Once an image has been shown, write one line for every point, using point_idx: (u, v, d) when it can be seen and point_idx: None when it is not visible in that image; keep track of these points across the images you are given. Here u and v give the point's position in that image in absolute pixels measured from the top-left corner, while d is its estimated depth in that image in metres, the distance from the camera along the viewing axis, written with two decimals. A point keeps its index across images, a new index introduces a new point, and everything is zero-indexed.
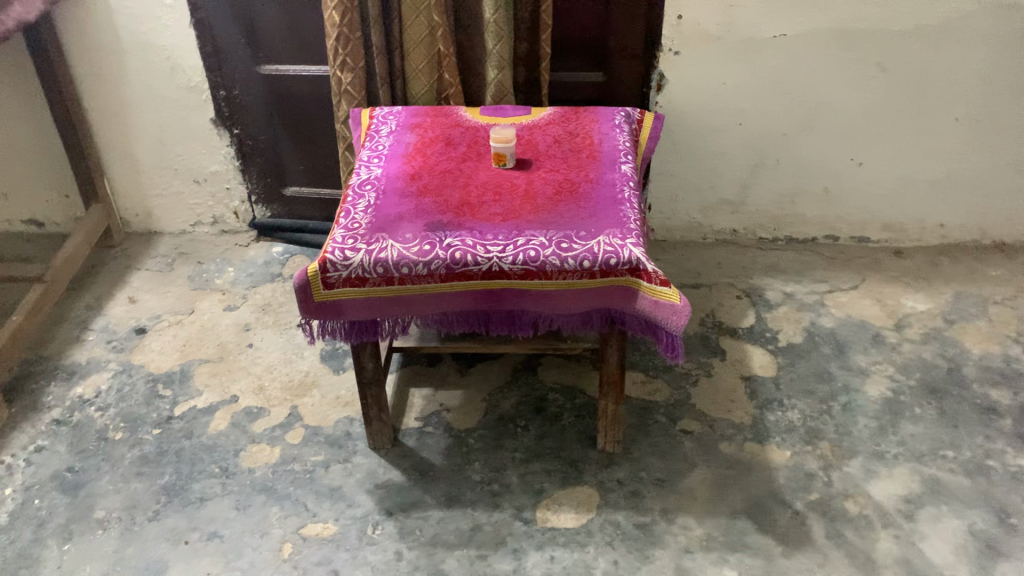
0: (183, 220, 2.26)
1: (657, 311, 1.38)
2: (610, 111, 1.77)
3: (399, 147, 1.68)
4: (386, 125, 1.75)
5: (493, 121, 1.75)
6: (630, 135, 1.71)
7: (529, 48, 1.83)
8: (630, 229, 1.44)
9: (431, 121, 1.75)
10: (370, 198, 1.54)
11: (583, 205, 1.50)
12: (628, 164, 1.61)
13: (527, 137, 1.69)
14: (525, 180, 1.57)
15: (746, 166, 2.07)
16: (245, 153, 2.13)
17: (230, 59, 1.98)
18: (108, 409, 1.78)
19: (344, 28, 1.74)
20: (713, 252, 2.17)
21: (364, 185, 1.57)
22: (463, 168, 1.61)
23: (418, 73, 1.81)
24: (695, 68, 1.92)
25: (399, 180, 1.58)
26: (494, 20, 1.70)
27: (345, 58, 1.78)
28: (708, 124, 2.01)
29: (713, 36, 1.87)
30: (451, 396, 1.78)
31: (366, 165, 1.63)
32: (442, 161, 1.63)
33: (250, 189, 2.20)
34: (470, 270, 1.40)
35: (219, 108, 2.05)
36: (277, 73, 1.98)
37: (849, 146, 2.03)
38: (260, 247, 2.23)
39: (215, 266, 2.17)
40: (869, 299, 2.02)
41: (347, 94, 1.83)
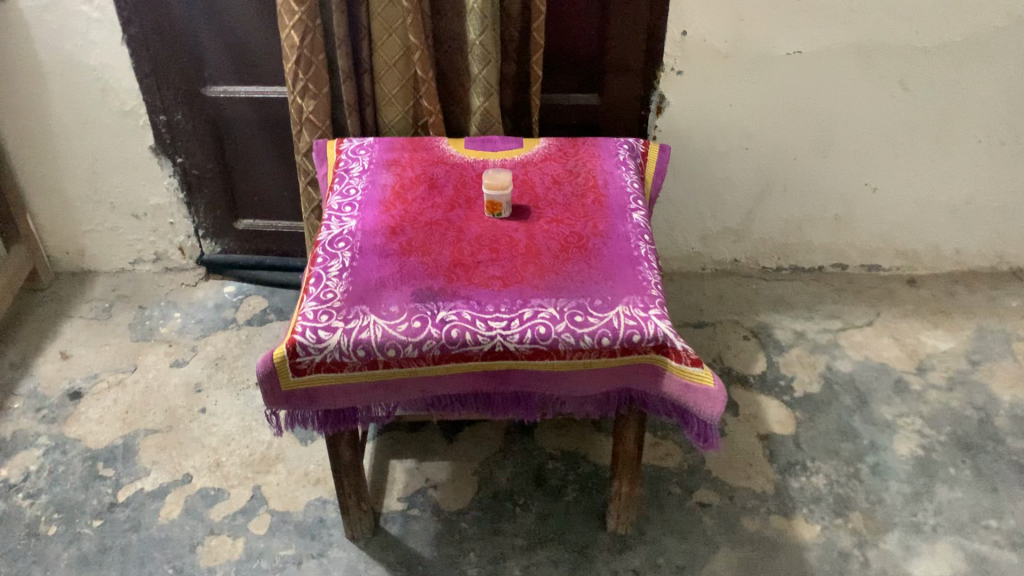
0: (120, 258, 2.00)
1: (688, 396, 1.18)
2: (610, 143, 1.57)
3: (374, 191, 1.45)
4: (356, 162, 1.52)
5: (481, 156, 1.53)
6: (636, 173, 1.51)
7: (518, 69, 1.61)
8: (652, 296, 1.24)
9: (409, 158, 1.53)
10: (343, 258, 1.31)
11: (594, 265, 1.29)
12: (639, 211, 1.41)
13: (521, 178, 1.47)
14: (524, 232, 1.36)
15: (752, 193, 1.88)
16: (190, 185, 1.87)
17: (171, 81, 1.72)
18: (39, 496, 1.54)
19: (305, 51, 1.50)
20: (714, 284, 1.99)
21: (337, 241, 1.34)
22: (450, 217, 1.39)
23: (392, 100, 1.58)
24: (699, 88, 1.72)
25: (377, 235, 1.35)
26: (479, 42, 1.48)
27: (307, 83, 1.54)
28: (713, 148, 1.81)
29: (721, 52, 1.67)
30: (438, 468, 1.58)
31: (337, 215, 1.40)
32: (425, 209, 1.41)
33: (197, 223, 1.94)
34: (469, 350, 1.19)
35: (159, 134, 1.79)
36: (226, 95, 1.73)
37: (863, 170, 1.85)
38: (210, 287, 1.98)
39: (159, 312, 1.92)
40: (886, 337, 1.85)
41: (309, 123, 1.59)
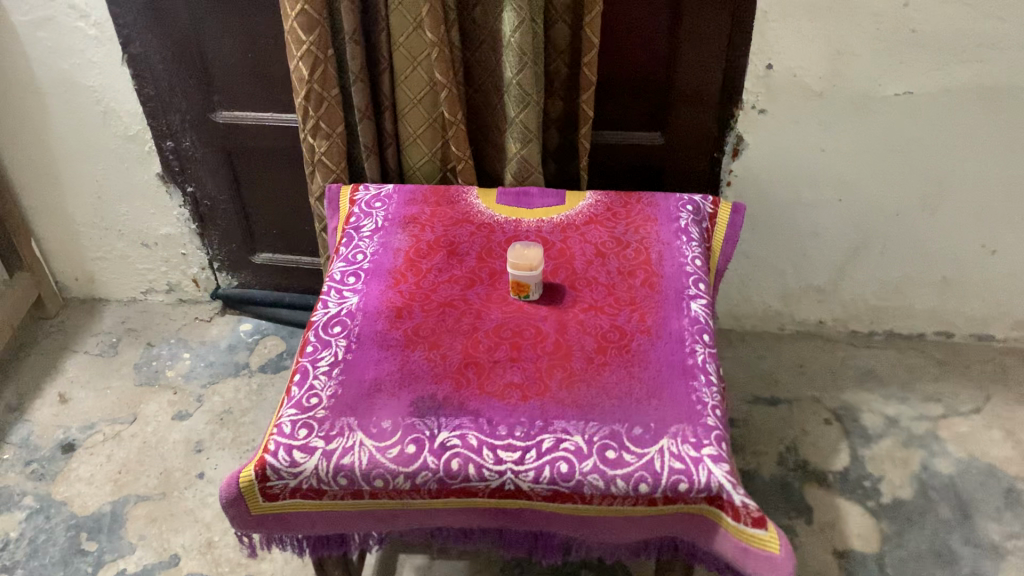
0: (133, 287, 1.84)
1: (746, 561, 0.94)
2: (671, 202, 1.30)
3: (384, 257, 1.23)
4: (369, 217, 1.30)
5: (516, 215, 1.30)
6: (700, 243, 1.25)
7: (565, 107, 1.37)
8: (706, 425, 0.99)
9: (431, 215, 1.30)
10: (336, 349, 1.10)
11: (637, 376, 1.04)
12: (699, 299, 1.15)
13: (558, 249, 1.23)
14: (556, 323, 1.12)
15: (844, 250, 1.60)
16: (202, 215, 1.69)
17: (177, 105, 1.53)
18: (14, 571, 1.37)
19: (315, 86, 1.29)
20: (793, 349, 1.72)
21: (332, 325, 1.13)
22: (469, 297, 1.16)
23: (417, 141, 1.36)
24: (785, 129, 1.45)
25: (380, 319, 1.13)
26: (517, 82, 1.24)
27: (318, 121, 1.33)
28: (799, 199, 1.53)
29: (813, 90, 1.39)
30: (452, 571, 1.37)
31: (337, 288, 1.19)
32: (441, 285, 1.18)
33: (212, 255, 1.76)
34: (473, 485, 0.97)
35: (167, 161, 1.61)
36: (236, 122, 1.54)
37: (980, 230, 1.54)
38: (225, 324, 1.81)
39: (168, 352, 1.76)
40: (996, 430, 1.55)
41: (322, 165, 1.38)
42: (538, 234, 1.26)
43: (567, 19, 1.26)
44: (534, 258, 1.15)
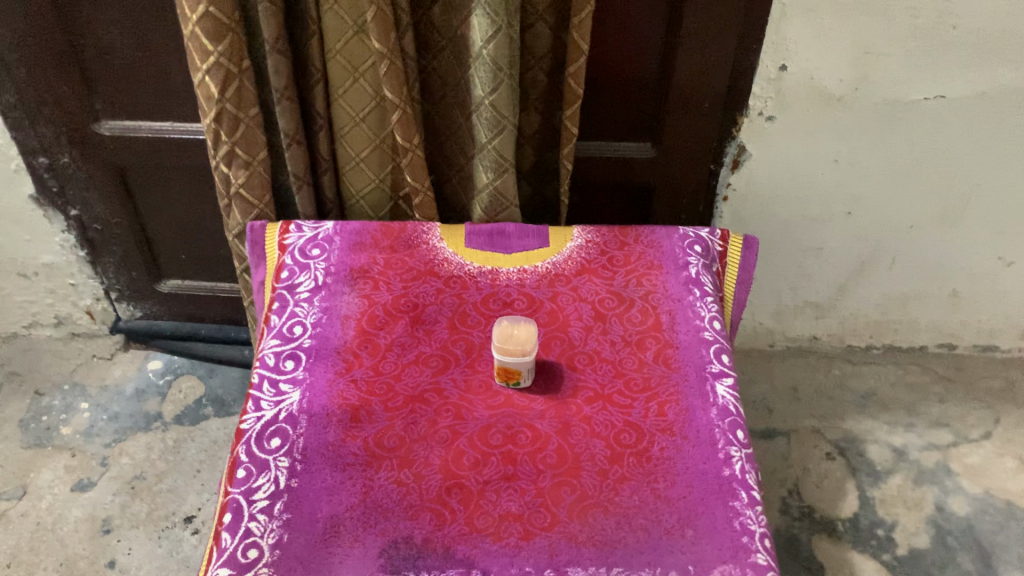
0: (13, 322, 1.54)
1: None
2: (674, 241, 1.08)
3: (329, 330, 0.98)
4: (304, 271, 1.04)
5: (491, 263, 1.05)
6: (714, 296, 1.03)
7: (543, 120, 1.12)
8: (760, 564, 0.78)
9: (383, 265, 1.04)
10: (277, 474, 0.86)
11: (664, 498, 0.83)
12: (726, 377, 0.94)
13: (546, 312, 1.00)
14: (555, 422, 0.89)
15: (849, 264, 1.41)
16: (93, 241, 1.39)
17: (49, 116, 1.22)
18: None
19: (228, 105, 1.00)
20: (785, 369, 1.55)
21: (270, 435, 0.88)
22: (442, 387, 0.92)
23: (361, 166, 1.10)
24: (795, 139, 1.23)
25: (331, 426, 0.89)
26: (490, 102, 0.98)
27: (233, 147, 1.04)
28: (804, 213, 1.33)
29: (831, 95, 1.18)
30: None
31: (271, 378, 0.93)
32: (405, 371, 0.94)
33: (108, 284, 1.47)
34: None
35: (42, 181, 1.30)
36: (126, 135, 1.23)
37: (999, 241, 1.37)
38: (129, 362, 1.53)
39: (61, 403, 1.48)
40: (1010, 459, 1.41)
41: (240, 200, 1.10)
42: (520, 291, 1.02)
43: (547, 18, 1.00)
44: (528, 343, 0.91)
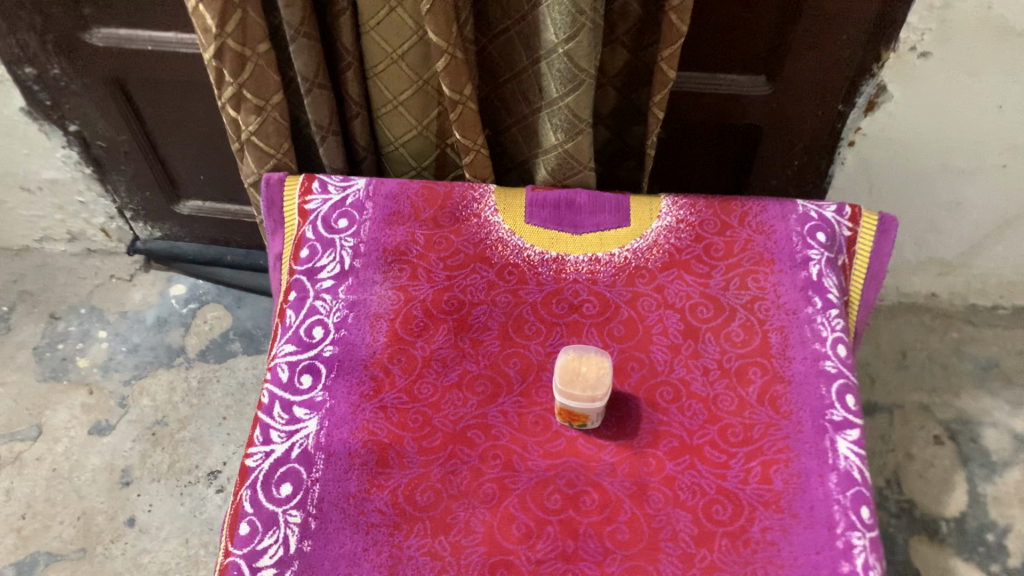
0: (25, 235, 1.41)
1: None
2: (791, 225, 0.85)
3: (354, 335, 0.79)
4: (328, 249, 0.84)
5: (556, 246, 0.84)
6: (840, 305, 0.81)
7: (630, 57, 0.87)
8: None
9: (424, 245, 0.84)
10: (287, 532, 0.70)
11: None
12: (849, 430, 0.74)
13: (622, 323, 0.80)
14: (629, 482, 0.72)
15: (990, 223, 1.16)
16: (98, 158, 1.21)
17: (27, 22, 1.00)
18: None
19: (231, 41, 0.78)
20: (893, 330, 1.33)
21: (280, 479, 0.73)
22: (489, 423, 0.74)
23: (399, 110, 0.87)
24: (952, 80, 0.96)
25: (353, 471, 0.73)
26: (565, 51, 0.74)
27: (241, 91, 0.83)
28: (949, 164, 1.07)
29: (1011, 30, 0.90)
30: None
31: (283, 400, 0.76)
32: (445, 397, 0.76)
33: (121, 203, 1.30)
34: None
35: (32, 93, 1.11)
36: (119, 46, 1.01)
37: None
38: (150, 285, 1.40)
39: (78, 330, 1.35)
40: None
41: (253, 149, 0.89)
42: (590, 290, 0.81)
43: None
44: (595, 390, 0.70)
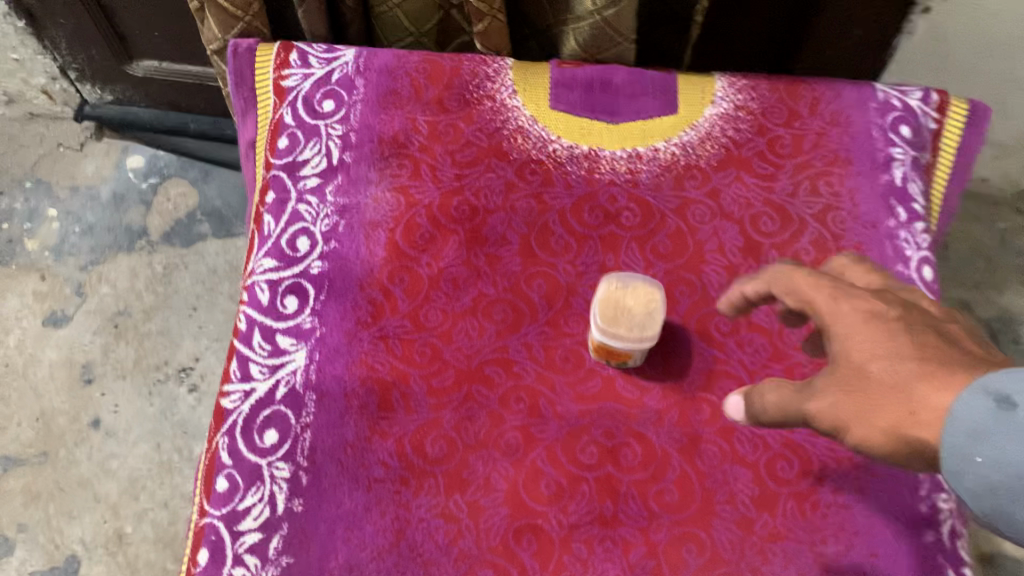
0: None
1: None
2: (870, 116, 0.70)
3: (347, 248, 0.66)
4: (312, 138, 0.69)
5: (591, 139, 0.70)
6: (926, 217, 0.68)
7: None
8: None
9: (429, 135, 0.69)
10: (273, 489, 0.59)
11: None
12: None
13: (668, 238, 0.67)
14: (677, 434, 0.61)
15: None
16: (32, 10, 1.01)
17: None
18: None
19: None
20: None
21: (261, 425, 0.60)
22: (511, 358, 0.63)
23: None
24: None
25: (350, 415, 0.61)
26: None
27: None
28: None
29: None
30: None
31: (264, 328, 0.63)
32: (457, 326, 0.63)
33: (64, 62, 1.11)
34: None
35: None
36: None
37: None
38: (103, 155, 1.23)
39: (24, 208, 1.19)
40: None
41: (216, 7, 0.71)
42: (630, 194, 0.68)
43: None
44: (645, 330, 0.59)
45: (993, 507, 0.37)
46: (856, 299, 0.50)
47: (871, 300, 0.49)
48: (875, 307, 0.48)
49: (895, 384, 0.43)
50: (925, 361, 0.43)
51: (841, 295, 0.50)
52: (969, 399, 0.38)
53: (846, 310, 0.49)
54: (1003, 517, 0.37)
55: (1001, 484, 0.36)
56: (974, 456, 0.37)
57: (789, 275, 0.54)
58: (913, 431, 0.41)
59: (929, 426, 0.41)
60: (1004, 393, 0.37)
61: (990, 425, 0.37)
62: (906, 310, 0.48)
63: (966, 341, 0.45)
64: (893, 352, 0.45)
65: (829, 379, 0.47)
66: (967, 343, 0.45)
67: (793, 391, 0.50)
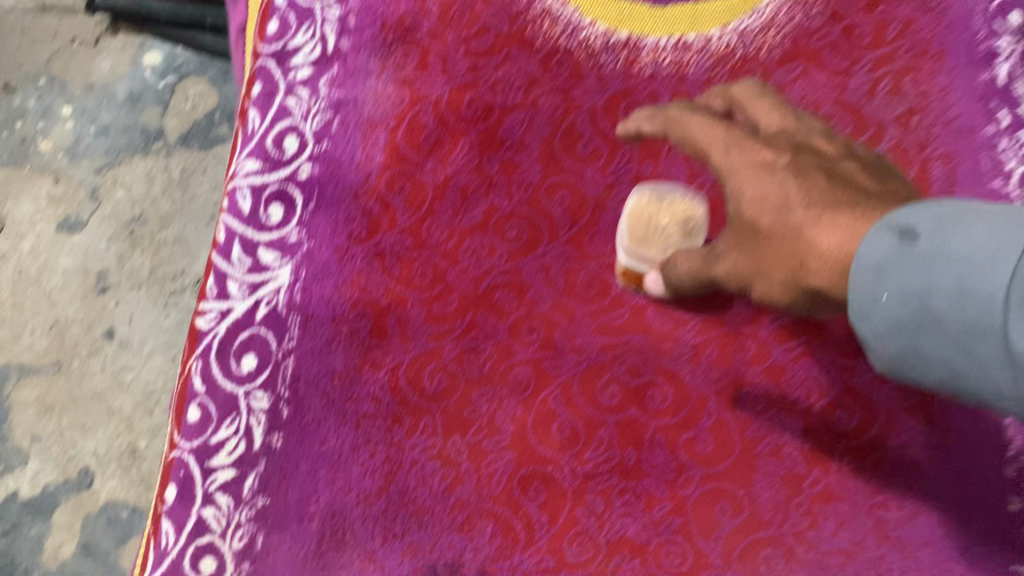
0: None
1: None
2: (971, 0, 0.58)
3: (341, 150, 0.57)
4: (304, 22, 0.58)
5: (631, 25, 0.59)
6: None
7: None
8: None
9: (441, 19, 0.58)
10: (249, 421, 0.52)
11: (906, 552, 0.49)
12: None
13: None
14: (716, 374, 0.52)
15: None
16: None
17: None
18: None
19: None
20: None
21: (239, 348, 0.53)
22: (523, 282, 0.54)
23: None
24: None
25: (337, 342, 0.53)
26: None
27: None
28: None
29: None
30: None
31: (244, 240, 0.54)
32: (464, 243, 0.55)
33: None
34: None
35: None
36: None
37: None
38: (119, 47, 0.91)
39: None
40: None
41: None
42: (674, 91, 0.57)
43: None
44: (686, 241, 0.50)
45: (903, 346, 0.34)
46: (749, 147, 0.45)
47: (761, 146, 0.45)
48: (766, 155, 0.44)
49: (786, 232, 0.41)
50: (813, 195, 0.41)
51: (735, 149, 0.45)
52: (874, 241, 0.35)
53: (742, 168, 0.44)
54: (918, 357, 0.34)
55: (905, 319, 0.33)
56: (880, 296, 0.34)
57: (684, 123, 0.48)
58: (807, 279, 0.40)
59: (819, 274, 0.39)
60: (911, 227, 0.34)
61: (893, 263, 0.33)
62: (795, 154, 0.44)
63: (854, 178, 0.43)
64: (782, 200, 0.41)
65: (730, 240, 0.45)
66: (857, 180, 0.43)
67: (704, 251, 0.47)
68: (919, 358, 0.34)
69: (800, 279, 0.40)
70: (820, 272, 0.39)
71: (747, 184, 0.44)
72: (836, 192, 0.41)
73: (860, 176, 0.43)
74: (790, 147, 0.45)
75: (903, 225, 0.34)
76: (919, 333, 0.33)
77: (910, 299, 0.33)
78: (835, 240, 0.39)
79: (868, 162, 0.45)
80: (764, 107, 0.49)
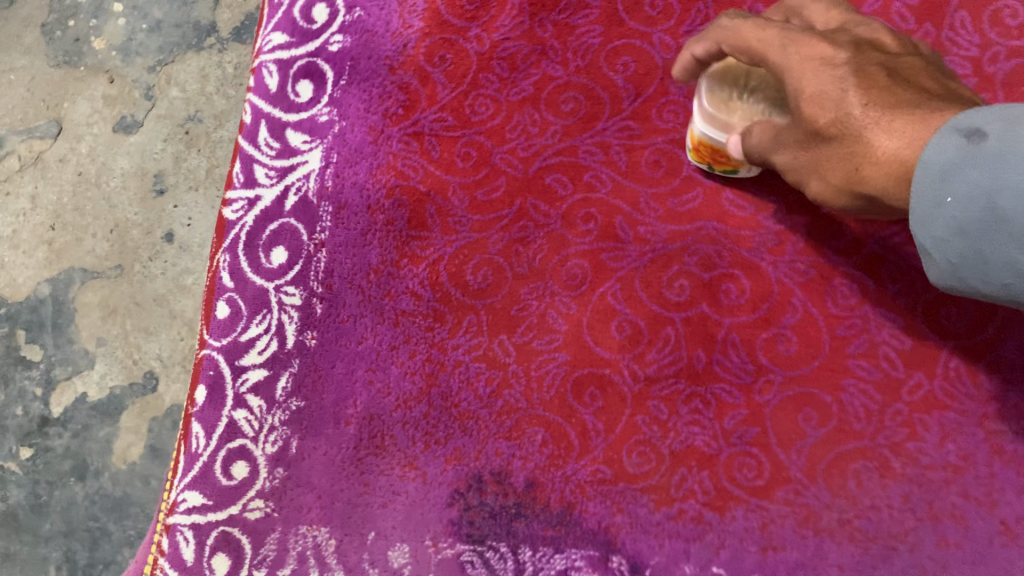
0: None
1: None
2: None
3: (375, 19, 0.51)
4: None
5: None
6: None
7: None
8: None
9: None
10: (280, 320, 0.48)
11: None
12: None
13: None
14: (802, 266, 0.45)
15: None
16: None
17: None
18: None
19: None
20: None
21: (269, 240, 0.48)
22: (580, 163, 0.48)
23: None
24: None
25: (373, 234, 0.48)
26: None
27: None
28: None
29: None
30: None
31: (271, 122, 0.49)
32: (512, 121, 0.49)
33: None
34: None
35: None
36: None
37: None
38: None
39: None
40: None
41: None
42: None
43: None
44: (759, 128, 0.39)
45: (964, 253, 0.28)
46: (811, 41, 0.35)
47: (829, 43, 0.35)
48: (833, 52, 0.34)
49: (848, 138, 0.32)
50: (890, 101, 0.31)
51: (793, 46, 0.35)
52: (937, 139, 0.28)
53: (797, 65, 0.35)
54: (981, 270, 0.28)
55: (970, 226, 0.27)
56: (941, 200, 0.28)
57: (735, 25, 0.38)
58: (868, 189, 0.32)
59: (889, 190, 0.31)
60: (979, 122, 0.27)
61: (959, 163, 0.27)
62: (862, 49, 0.34)
63: (924, 75, 0.34)
64: (842, 100, 0.32)
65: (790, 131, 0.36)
66: (925, 78, 0.33)
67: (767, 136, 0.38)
68: (982, 267, 0.27)
69: (856, 188, 0.32)
70: (878, 180, 0.31)
71: (803, 83, 0.34)
72: (899, 90, 0.32)
73: (921, 71, 0.34)
74: (853, 40, 0.35)
75: (970, 120, 0.27)
76: (985, 238, 0.27)
77: (978, 200, 0.27)
78: (894, 144, 0.30)
79: (931, 58, 0.36)
80: (822, 5, 0.38)
